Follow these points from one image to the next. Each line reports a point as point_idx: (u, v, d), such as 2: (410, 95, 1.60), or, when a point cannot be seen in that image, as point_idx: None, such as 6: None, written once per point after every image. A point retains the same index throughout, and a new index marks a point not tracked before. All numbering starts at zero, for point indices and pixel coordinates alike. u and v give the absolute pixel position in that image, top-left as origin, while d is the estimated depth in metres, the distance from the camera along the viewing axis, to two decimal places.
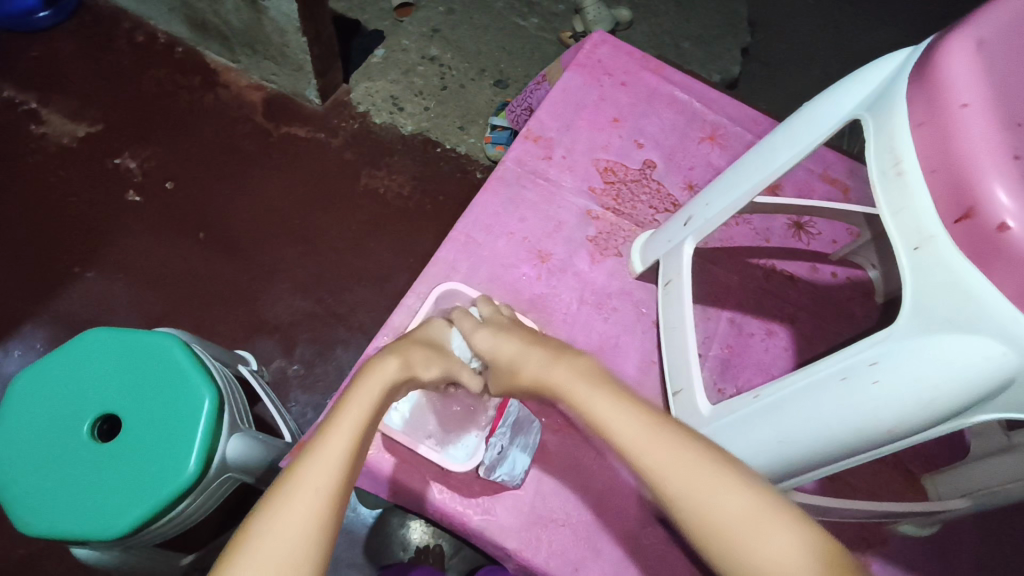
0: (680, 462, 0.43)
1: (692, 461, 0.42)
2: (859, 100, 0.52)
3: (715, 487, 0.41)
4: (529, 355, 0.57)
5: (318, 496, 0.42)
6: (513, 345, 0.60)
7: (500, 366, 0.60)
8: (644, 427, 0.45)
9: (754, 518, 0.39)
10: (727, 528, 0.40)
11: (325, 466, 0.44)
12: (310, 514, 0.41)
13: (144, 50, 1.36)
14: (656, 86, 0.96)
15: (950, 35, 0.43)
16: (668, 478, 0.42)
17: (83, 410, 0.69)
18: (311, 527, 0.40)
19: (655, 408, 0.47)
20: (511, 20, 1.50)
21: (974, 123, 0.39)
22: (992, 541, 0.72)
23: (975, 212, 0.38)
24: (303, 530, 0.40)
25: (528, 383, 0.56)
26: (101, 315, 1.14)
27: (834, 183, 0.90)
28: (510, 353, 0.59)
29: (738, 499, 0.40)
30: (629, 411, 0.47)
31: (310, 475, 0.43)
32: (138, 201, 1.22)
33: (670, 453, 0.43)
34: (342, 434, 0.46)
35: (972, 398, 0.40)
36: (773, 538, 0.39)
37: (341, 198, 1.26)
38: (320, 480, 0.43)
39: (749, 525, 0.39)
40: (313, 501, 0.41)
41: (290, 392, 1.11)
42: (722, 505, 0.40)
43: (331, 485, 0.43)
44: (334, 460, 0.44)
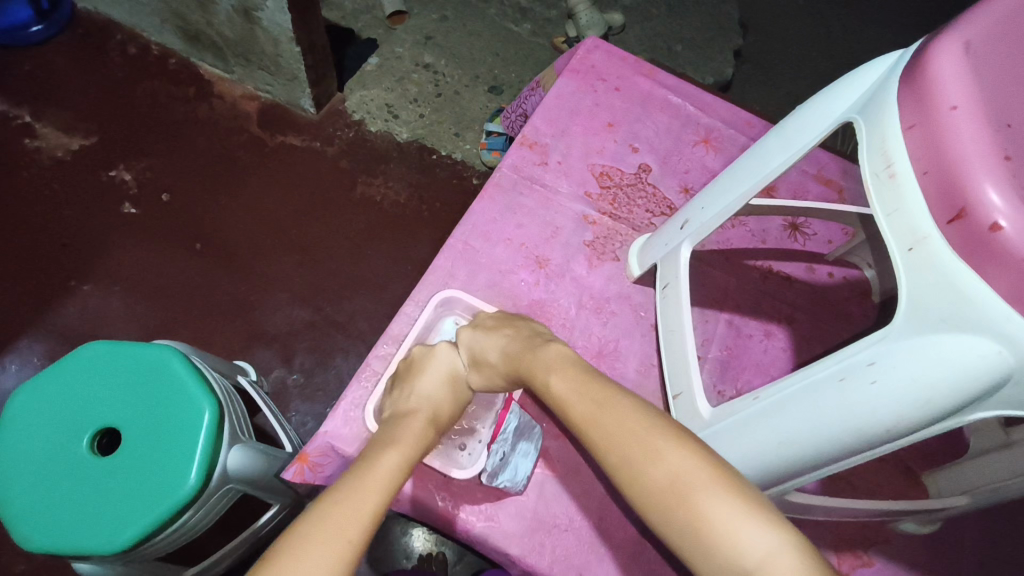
0: (636, 438, 0.45)
1: (649, 438, 0.45)
2: (850, 103, 0.52)
3: (672, 461, 0.43)
4: (507, 358, 0.62)
5: (347, 536, 0.42)
6: (491, 345, 0.64)
7: (483, 365, 0.64)
8: (607, 415, 0.48)
9: (705, 487, 0.41)
10: (682, 496, 0.41)
11: (355, 517, 0.44)
12: (339, 555, 0.41)
13: (136, 63, 1.36)
14: (650, 91, 0.97)
15: (938, 37, 0.44)
16: (625, 456, 0.45)
17: (82, 424, 0.69)
18: (339, 564, 0.40)
19: (626, 397, 0.50)
20: (504, 27, 1.51)
21: (962, 125, 0.40)
22: (992, 536, 0.72)
23: (966, 212, 0.39)
24: (328, 561, 0.40)
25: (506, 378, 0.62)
26: (97, 327, 1.14)
27: (828, 185, 0.91)
28: (492, 351, 0.64)
29: (693, 469, 0.42)
30: (597, 400, 0.50)
31: (341, 523, 0.43)
32: (134, 213, 1.22)
33: (628, 432, 0.46)
34: (376, 487, 0.47)
35: (967, 397, 0.40)
36: (724, 506, 0.40)
37: (338, 208, 1.26)
38: (350, 524, 0.43)
39: (702, 493, 0.40)
40: (342, 545, 0.41)
41: (291, 402, 1.11)
42: (674, 476, 0.42)
43: (360, 533, 0.43)
44: (365, 511, 0.45)
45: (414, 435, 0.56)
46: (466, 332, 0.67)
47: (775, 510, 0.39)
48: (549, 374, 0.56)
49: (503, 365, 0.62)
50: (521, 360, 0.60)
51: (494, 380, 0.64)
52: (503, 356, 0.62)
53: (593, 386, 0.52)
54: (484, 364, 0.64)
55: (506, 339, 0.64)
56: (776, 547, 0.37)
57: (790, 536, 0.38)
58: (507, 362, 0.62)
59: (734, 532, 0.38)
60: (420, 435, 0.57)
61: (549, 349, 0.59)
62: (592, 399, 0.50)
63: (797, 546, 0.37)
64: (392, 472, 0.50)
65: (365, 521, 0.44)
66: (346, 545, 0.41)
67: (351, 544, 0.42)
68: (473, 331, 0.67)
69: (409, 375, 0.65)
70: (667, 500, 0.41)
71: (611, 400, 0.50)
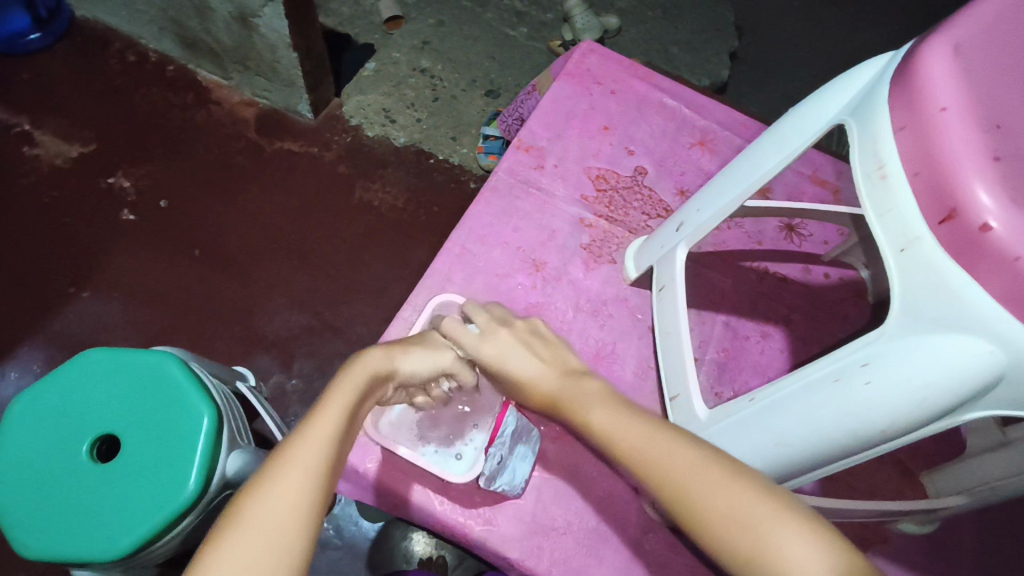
0: (689, 471, 0.43)
1: (701, 470, 0.43)
2: (843, 105, 0.52)
3: (729, 492, 0.41)
4: (531, 381, 0.58)
5: (306, 468, 0.42)
6: (507, 362, 0.59)
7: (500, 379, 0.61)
8: (651, 442, 0.46)
9: (772, 520, 0.39)
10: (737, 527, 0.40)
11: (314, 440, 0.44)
12: (302, 488, 0.41)
13: (135, 70, 1.36)
14: (645, 93, 0.97)
15: (929, 39, 0.44)
16: (677, 486, 0.43)
17: (81, 431, 0.69)
18: (304, 498, 0.40)
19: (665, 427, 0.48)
20: (501, 31, 1.52)
21: (952, 128, 0.40)
22: (991, 536, 0.72)
23: (956, 213, 0.39)
24: (291, 495, 0.40)
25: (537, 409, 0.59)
26: (96, 334, 1.14)
27: (824, 185, 0.91)
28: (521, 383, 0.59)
29: (752, 501, 0.40)
30: (634, 428, 0.48)
31: (299, 450, 0.43)
32: (132, 220, 1.23)
33: (680, 462, 0.44)
34: (332, 410, 0.47)
35: (961, 397, 0.40)
36: (791, 538, 0.38)
37: (335, 213, 1.27)
38: (306, 454, 0.42)
39: (759, 523, 0.39)
40: (303, 473, 0.41)
41: (289, 407, 1.12)
42: (727, 507, 0.40)
43: (320, 456, 0.43)
44: (321, 434, 0.44)
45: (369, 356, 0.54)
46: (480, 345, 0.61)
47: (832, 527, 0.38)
48: (587, 407, 0.52)
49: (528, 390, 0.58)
50: (551, 390, 0.57)
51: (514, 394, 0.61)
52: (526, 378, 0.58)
53: (632, 415, 0.50)
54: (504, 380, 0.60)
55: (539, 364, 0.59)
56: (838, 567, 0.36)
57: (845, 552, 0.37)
58: (533, 388, 0.58)
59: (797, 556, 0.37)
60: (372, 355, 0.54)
61: (589, 382, 0.56)
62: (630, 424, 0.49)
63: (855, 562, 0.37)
64: (348, 395, 0.49)
65: (324, 447, 0.44)
66: (307, 474, 0.41)
67: (313, 473, 0.42)
68: (494, 343, 0.61)
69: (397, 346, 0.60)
70: (730, 532, 0.40)
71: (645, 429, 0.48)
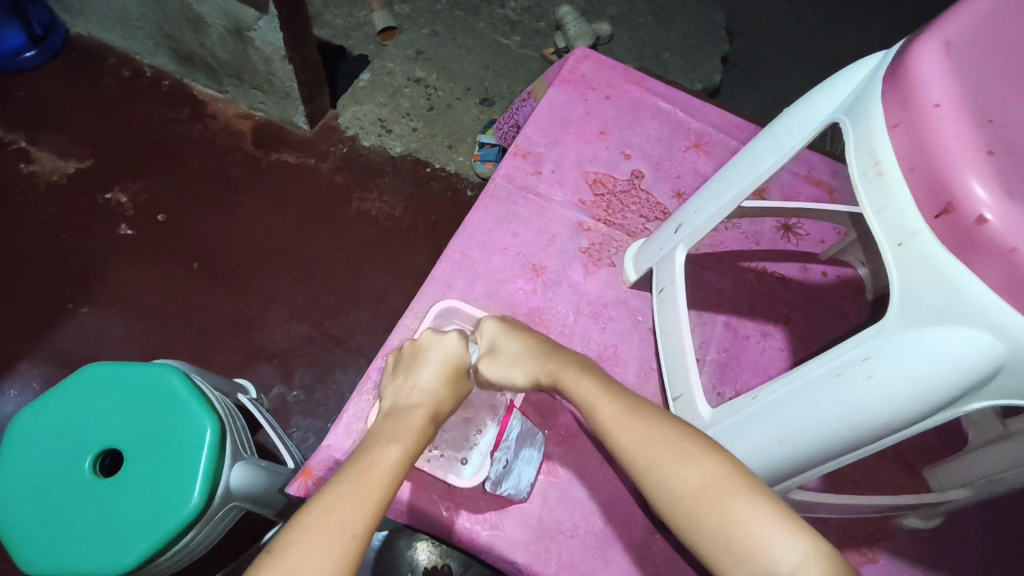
0: (667, 452, 0.47)
1: (679, 447, 0.47)
2: (837, 104, 0.53)
3: (703, 469, 0.45)
4: (531, 349, 0.64)
5: (345, 532, 0.44)
6: (510, 335, 0.66)
7: (497, 357, 0.65)
8: (638, 424, 0.50)
9: (738, 497, 0.43)
10: (708, 501, 0.43)
11: (355, 508, 0.46)
12: (342, 550, 0.43)
13: (130, 85, 1.37)
14: (640, 98, 0.98)
15: (919, 38, 0.45)
16: (656, 465, 0.47)
17: (83, 446, 0.69)
18: (341, 558, 0.43)
19: (641, 405, 0.52)
20: (494, 39, 1.53)
21: (946, 124, 0.41)
22: (995, 531, 0.72)
23: (953, 207, 0.40)
24: (332, 551, 0.43)
25: (529, 375, 0.62)
26: (96, 349, 1.14)
27: (820, 185, 0.92)
28: (512, 353, 0.65)
29: (719, 478, 0.44)
30: (620, 408, 0.52)
31: (340, 515, 0.45)
32: (130, 234, 1.23)
33: (661, 441, 0.48)
34: (377, 480, 0.49)
35: (963, 389, 0.41)
36: (754, 513, 0.42)
37: (334, 223, 1.27)
38: (349, 520, 0.45)
39: (730, 499, 0.43)
40: (344, 538, 0.44)
41: (291, 418, 1.11)
42: (696, 483, 0.44)
43: (360, 525, 0.45)
44: (365, 504, 0.47)
45: (415, 426, 0.57)
46: (488, 322, 0.68)
47: (798, 518, 0.42)
48: (580, 377, 0.57)
49: (527, 361, 0.63)
50: (548, 355, 0.62)
51: (510, 375, 0.64)
52: (525, 353, 0.64)
53: (620, 395, 0.54)
54: (502, 356, 0.65)
55: (529, 343, 0.65)
56: (798, 550, 0.40)
57: (812, 539, 0.40)
58: (533, 357, 0.63)
59: (760, 534, 0.41)
60: (423, 426, 0.57)
61: (574, 358, 0.61)
62: (617, 405, 0.53)
63: (819, 547, 0.40)
64: (393, 464, 0.51)
65: (364, 517, 0.46)
66: (349, 540, 0.44)
67: (354, 539, 0.44)
68: (499, 328, 0.68)
69: (411, 367, 0.65)
70: (699, 504, 0.44)
71: (629, 407, 0.52)
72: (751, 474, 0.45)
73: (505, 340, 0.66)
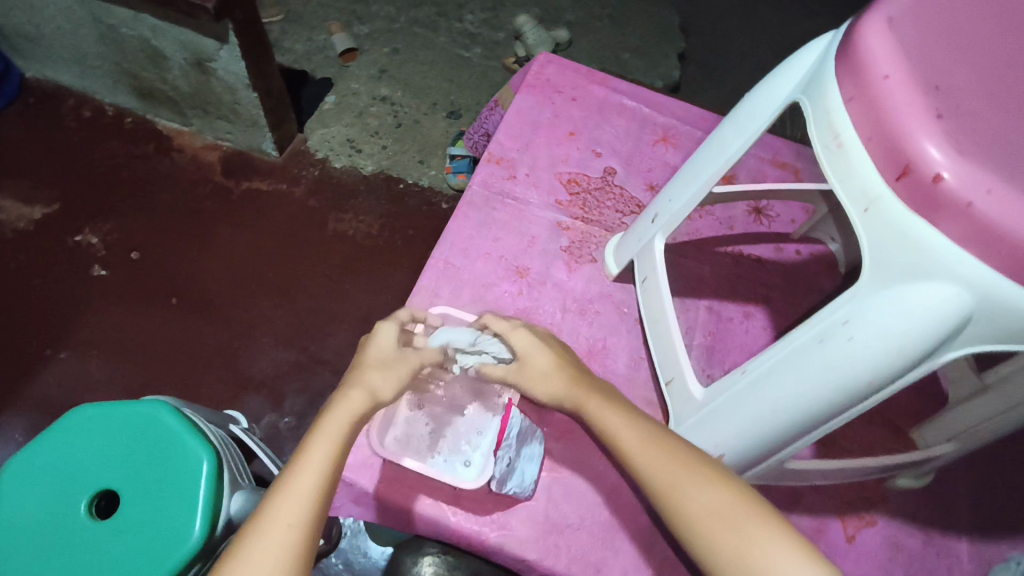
0: (683, 475, 0.46)
1: (691, 471, 0.46)
2: (794, 83, 0.56)
3: (716, 494, 0.44)
4: (563, 368, 0.60)
5: (288, 526, 0.43)
6: (539, 345, 0.62)
7: (526, 373, 0.60)
8: (653, 448, 0.49)
9: (747, 520, 0.42)
10: (717, 522, 0.43)
11: (296, 499, 0.45)
12: (285, 547, 0.42)
13: (92, 126, 1.36)
14: (605, 97, 1.01)
15: (865, 16, 0.47)
16: (666, 483, 0.46)
17: (77, 490, 0.68)
18: (287, 554, 0.42)
19: (649, 426, 0.52)
20: (455, 53, 1.55)
21: (897, 93, 0.43)
22: (981, 482, 0.75)
23: (910, 169, 0.42)
24: (272, 558, 0.41)
25: (552, 399, 0.59)
26: (77, 394, 1.11)
27: (785, 167, 0.95)
28: (540, 373, 0.60)
29: (727, 500, 0.44)
30: (629, 425, 0.52)
31: (280, 510, 0.44)
32: (104, 275, 1.21)
33: (669, 461, 0.47)
34: (315, 467, 0.47)
35: (938, 340, 0.43)
36: (764, 535, 0.41)
37: (312, 246, 1.27)
38: (289, 511, 0.44)
39: (738, 521, 0.42)
40: (287, 533, 0.43)
41: (285, 445, 1.10)
42: (703, 504, 0.44)
43: (303, 515, 0.44)
44: (305, 495, 0.45)
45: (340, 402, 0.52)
46: (523, 334, 0.63)
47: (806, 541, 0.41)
48: (592, 402, 0.56)
49: (557, 381, 0.59)
50: (578, 380, 0.58)
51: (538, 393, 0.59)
52: (556, 375, 0.59)
53: (622, 412, 0.54)
54: (530, 373, 0.60)
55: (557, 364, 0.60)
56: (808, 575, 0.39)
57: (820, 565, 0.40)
58: (565, 379, 0.59)
59: (771, 558, 0.40)
60: (352, 400, 0.52)
61: (601, 387, 0.58)
62: (624, 422, 0.53)
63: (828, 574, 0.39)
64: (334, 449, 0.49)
65: (304, 505, 0.44)
66: (290, 531, 0.43)
67: (291, 529, 0.43)
68: (524, 339, 0.62)
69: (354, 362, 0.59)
70: (707, 524, 0.43)
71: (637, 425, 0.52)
72: (757, 497, 0.44)
73: (534, 356, 0.61)
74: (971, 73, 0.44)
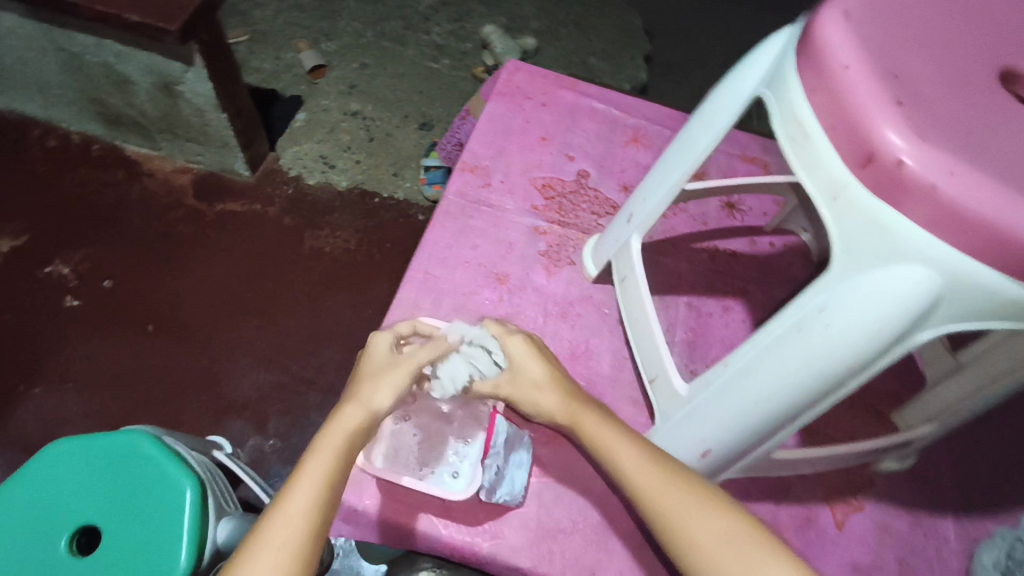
0: (694, 509, 0.47)
1: (690, 496, 0.48)
2: (758, 77, 0.56)
3: (721, 526, 0.46)
4: (557, 380, 0.62)
5: (282, 549, 0.43)
6: (532, 353, 0.63)
7: (520, 385, 0.62)
8: (660, 478, 0.50)
9: (747, 551, 0.44)
10: (717, 553, 0.45)
11: (289, 521, 0.44)
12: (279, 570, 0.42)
13: (58, 154, 1.34)
14: (575, 102, 1.02)
15: (821, 9, 0.48)
16: (665, 512, 0.48)
17: (57, 526, 0.66)
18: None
19: (646, 446, 0.53)
20: (424, 65, 1.55)
21: (857, 81, 0.44)
22: (963, 460, 0.77)
23: (874, 156, 0.43)
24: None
25: (548, 412, 0.61)
26: (54, 430, 1.08)
27: (754, 162, 0.96)
28: (535, 383, 0.62)
29: (726, 528, 0.46)
30: (626, 446, 0.53)
31: (273, 532, 0.44)
32: (77, 305, 1.19)
33: (668, 486, 0.49)
34: (309, 487, 0.46)
35: (911, 322, 0.44)
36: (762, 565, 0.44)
37: (289, 265, 1.26)
38: (282, 533, 0.44)
39: (738, 552, 0.44)
40: (278, 555, 0.43)
41: (271, 468, 1.08)
42: (703, 534, 0.46)
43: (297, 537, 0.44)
44: (297, 517, 0.45)
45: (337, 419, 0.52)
46: (516, 338, 0.64)
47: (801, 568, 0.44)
48: (584, 419, 0.58)
49: (551, 394, 0.61)
50: (572, 394, 0.60)
51: (533, 405, 0.62)
52: (549, 386, 0.61)
53: (617, 430, 0.55)
54: (524, 383, 0.62)
55: (550, 375, 0.62)
56: None
57: None
58: (558, 390, 0.61)
59: None
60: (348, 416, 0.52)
61: (593, 400, 0.60)
62: (622, 442, 0.54)
63: None
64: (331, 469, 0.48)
65: (299, 527, 0.44)
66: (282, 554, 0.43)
67: (283, 552, 0.43)
68: (518, 346, 0.63)
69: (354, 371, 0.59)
70: (708, 553, 0.45)
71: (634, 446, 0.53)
72: (755, 523, 0.46)
73: (526, 365, 0.63)
74: (925, 60, 0.45)
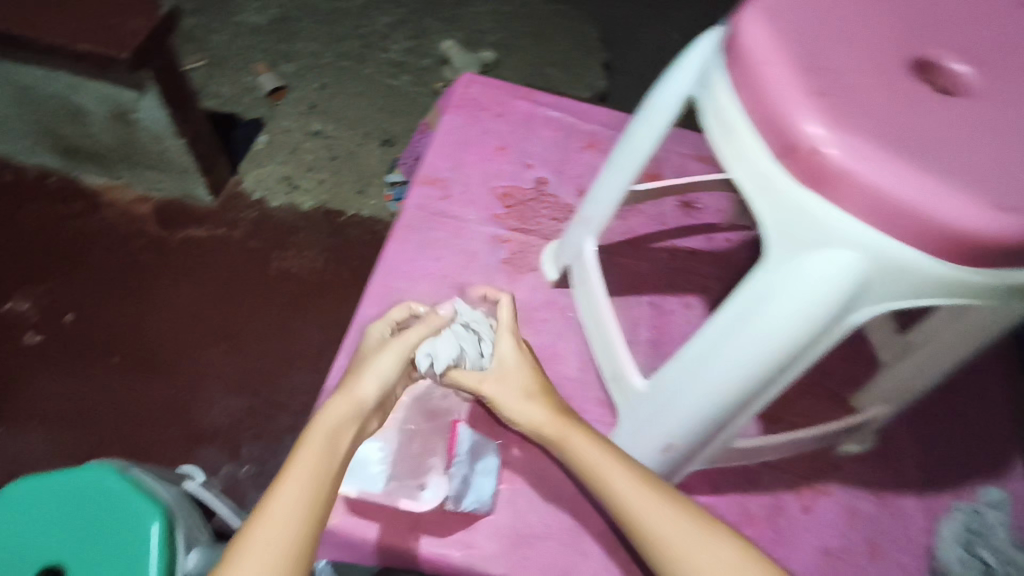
0: (677, 525, 0.48)
1: (671, 513, 0.49)
2: (688, 78, 0.58)
3: (703, 541, 0.47)
4: (543, 387, 0.63)
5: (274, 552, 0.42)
6: (520, 356, 0.66)
7: (506, 388, 0.63)
8: (642, 494, 0.50)
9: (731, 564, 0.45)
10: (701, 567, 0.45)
11: (279, 522, 0.43)
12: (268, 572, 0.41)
13: (15, 189, 1.32)
14: (531, 111, 1.03)
15: (739, 12, 0.51)
16: (650, 528, 0.48)
17: (17, 568, 0.64)
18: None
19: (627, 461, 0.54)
20: (384, 82, 1.56)
21: (774, 77, 0.46)
22: (924, 440, 0.79)
23: (795, 145, 0.45)
24: None
25: (532, 418, 0.61)
26: (18, 470, 1.05)
27: (708, 161, 0.98)
28: (519, 389, 0.63)
29: (709, 543, 0.46)
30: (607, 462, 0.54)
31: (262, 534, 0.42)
32: (38, 340, 1.16)
33: (650, 502, 0.50)
34: (300, 485, 0.45)
35: (844, 301, 0.45)
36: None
37: (255, 289, 1.24)
38: (274, 537, 0.42)
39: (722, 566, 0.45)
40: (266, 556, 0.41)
41: (245, 495, 1.06)
42: (687, 550, 0.46)
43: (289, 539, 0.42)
44: (289, 517, 0.43)
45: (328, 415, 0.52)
46: (504, 342, 0.66)
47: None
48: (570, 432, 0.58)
49: (535, 402, 0.62)
50: (558, 406, 0.61)
51: (518, 411, 0.62)
52: (534, 392, 0.63)
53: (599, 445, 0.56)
54: (509, 387, 0.63)
55: (535, 379, 0.64)
56: None
57: None
58: (542, 397, 0.62)
59: None
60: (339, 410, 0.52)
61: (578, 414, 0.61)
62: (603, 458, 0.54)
63: None
64: (323, 467, 0.47)
65: (291, 528, 0.43)
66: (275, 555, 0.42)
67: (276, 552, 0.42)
68: (506, 345, 0.66)
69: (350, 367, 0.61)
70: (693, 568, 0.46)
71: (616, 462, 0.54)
72: (738, 537, 0.47)
73: (512, 367, 0.65)
74: (838, 55, 0.48)
